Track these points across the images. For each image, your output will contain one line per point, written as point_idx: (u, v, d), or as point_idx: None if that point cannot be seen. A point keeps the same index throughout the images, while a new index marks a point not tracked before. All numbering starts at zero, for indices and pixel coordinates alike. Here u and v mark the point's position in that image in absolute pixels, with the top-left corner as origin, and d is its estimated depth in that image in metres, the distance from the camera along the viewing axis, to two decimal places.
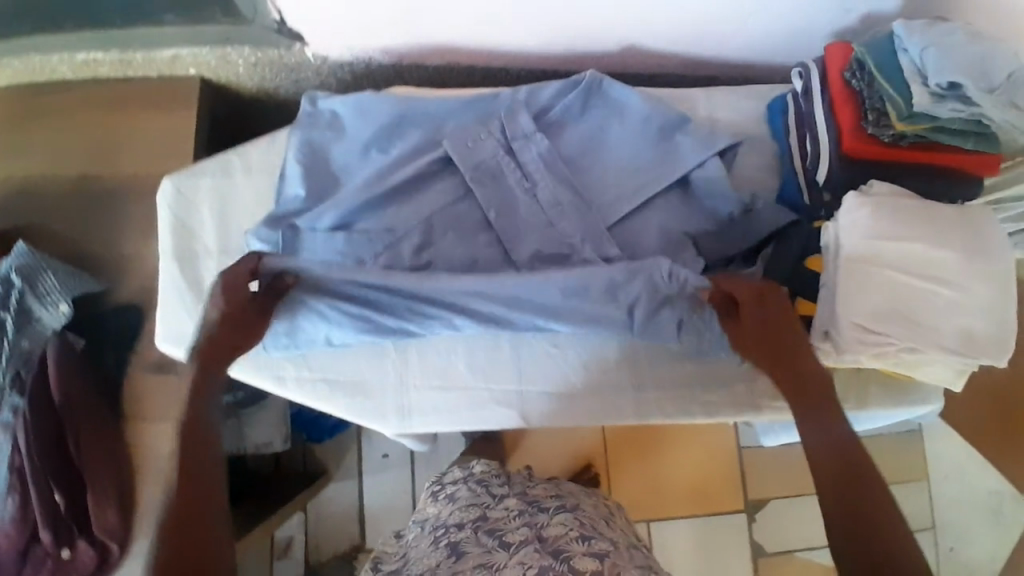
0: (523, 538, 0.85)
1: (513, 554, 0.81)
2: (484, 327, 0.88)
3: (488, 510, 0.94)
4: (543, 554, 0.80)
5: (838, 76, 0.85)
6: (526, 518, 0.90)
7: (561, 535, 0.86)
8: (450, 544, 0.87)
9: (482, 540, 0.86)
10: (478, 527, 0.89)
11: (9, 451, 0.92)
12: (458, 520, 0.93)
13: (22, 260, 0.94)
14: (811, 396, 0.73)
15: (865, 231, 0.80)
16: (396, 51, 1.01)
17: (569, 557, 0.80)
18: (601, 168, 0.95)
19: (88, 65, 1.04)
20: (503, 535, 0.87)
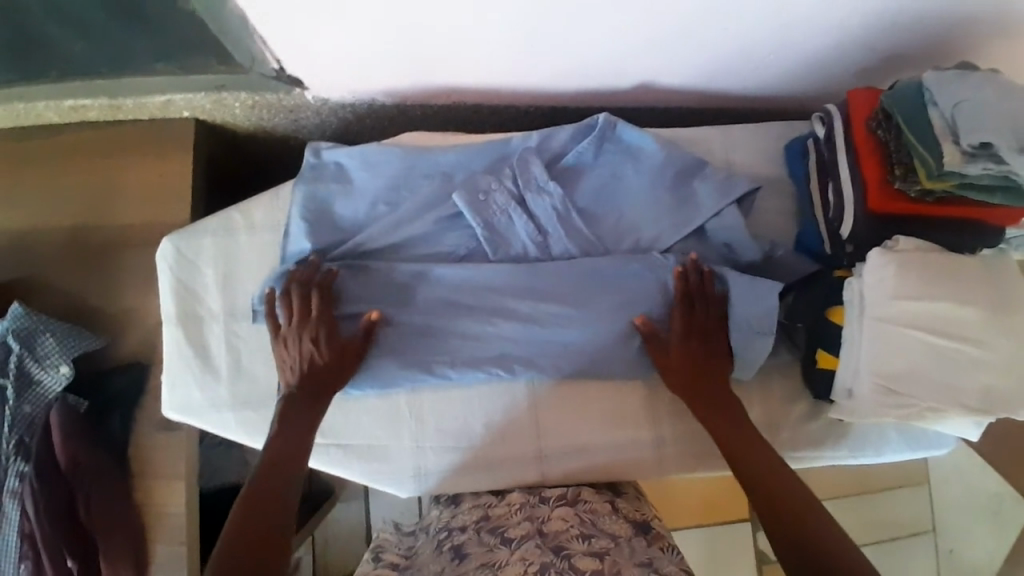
0: (524, 532, 0.77)
1: (515, 550, 0.73)
2: (506, 356, 0.88)
3: (491, 508, 0.85)
4: (544, 549, 0.72)
5: (863, 125, 0.83)
6: (528, 512, 0.82)
7: (564, 530, 0.77)
8: (452, 547, 0.78)
9: (482, 540, 0.77)
10: (479, 528, 0.80)
11: (16, 520, 0.88)
12: (461, 522, 0.82)
13: (18, 323, 0.90)
14: (750, 445, 0.81)
15: (890, 289, 0.79)
16: (398, 93, 0.97)
17: (570, 552, 0.71)
18: (616, 217, 0.92)
19: (76, 109, 0.99)
20: (504, 531, 0.78)
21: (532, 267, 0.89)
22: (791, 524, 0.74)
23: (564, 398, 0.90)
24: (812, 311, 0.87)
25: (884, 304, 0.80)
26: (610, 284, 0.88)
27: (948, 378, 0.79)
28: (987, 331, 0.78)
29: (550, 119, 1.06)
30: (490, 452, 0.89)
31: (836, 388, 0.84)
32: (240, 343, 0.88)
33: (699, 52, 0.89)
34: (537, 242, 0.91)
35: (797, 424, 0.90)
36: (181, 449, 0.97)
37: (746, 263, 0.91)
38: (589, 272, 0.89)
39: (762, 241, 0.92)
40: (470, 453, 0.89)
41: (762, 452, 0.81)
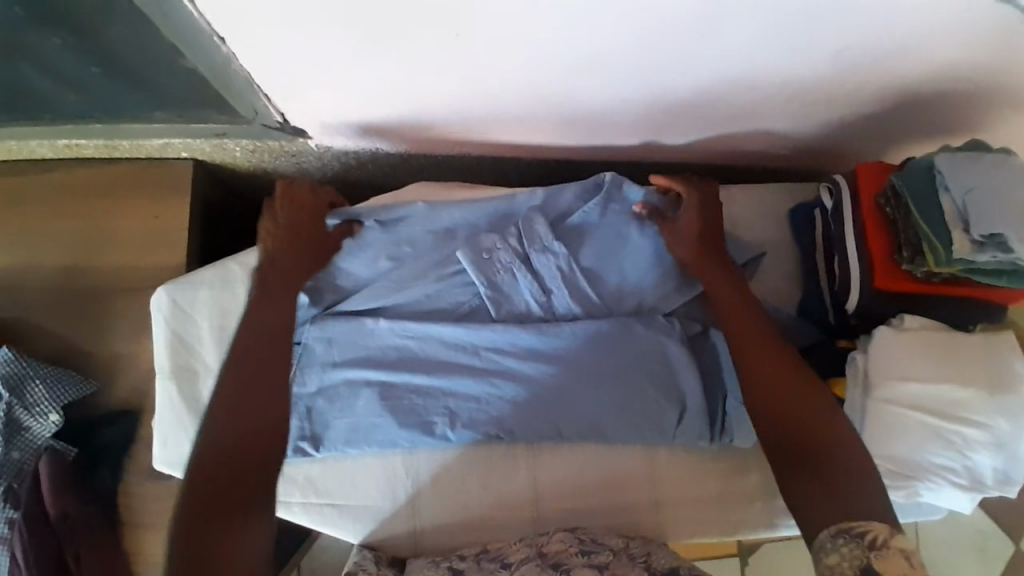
0: (525, 556, 0.78)
1: (516, 573, 0.75)
2: (506, 417, 0.87)
3: (491, 542, 0.86)
4: (544, 568, 0.74)
5: (872, 200, 0.83)
6: (529, 539, 0.82)
7: (564, 548, 0.77)
8: (451, 569, 0.80)
9: (483, 567, 0.79)
10: (480, 557, 0.81)
11: (8, 566, 0.88)
12: (462, 552, 0.84)
13: (7, 369, 0.89)
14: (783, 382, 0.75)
15: (891, 368, 0.79)
16: (402, 144, 0.96)
17: (571, 567, 0.73)
18: (622, 278, 0.90)
19: (70, 147, 0.97)
20: (504, 559, 0.80)
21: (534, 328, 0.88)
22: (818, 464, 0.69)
23: (563, 461, 0.90)
24: None
25: (885, 383, 0.79)
26: (611, 349, 0.87)
27: (947, 458, 0.79)
28: (987, 413, 0.78)
29: (555, 170, 1.05)
30: (487, 512, 0.88)
31: None
32: None
33: (710, 117, 0.88)
34: (541, 302, 0.89)
35: None
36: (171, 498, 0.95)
37: None
38: (592, 334, 0.87)
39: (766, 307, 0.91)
40: (466, 514, 0.88)
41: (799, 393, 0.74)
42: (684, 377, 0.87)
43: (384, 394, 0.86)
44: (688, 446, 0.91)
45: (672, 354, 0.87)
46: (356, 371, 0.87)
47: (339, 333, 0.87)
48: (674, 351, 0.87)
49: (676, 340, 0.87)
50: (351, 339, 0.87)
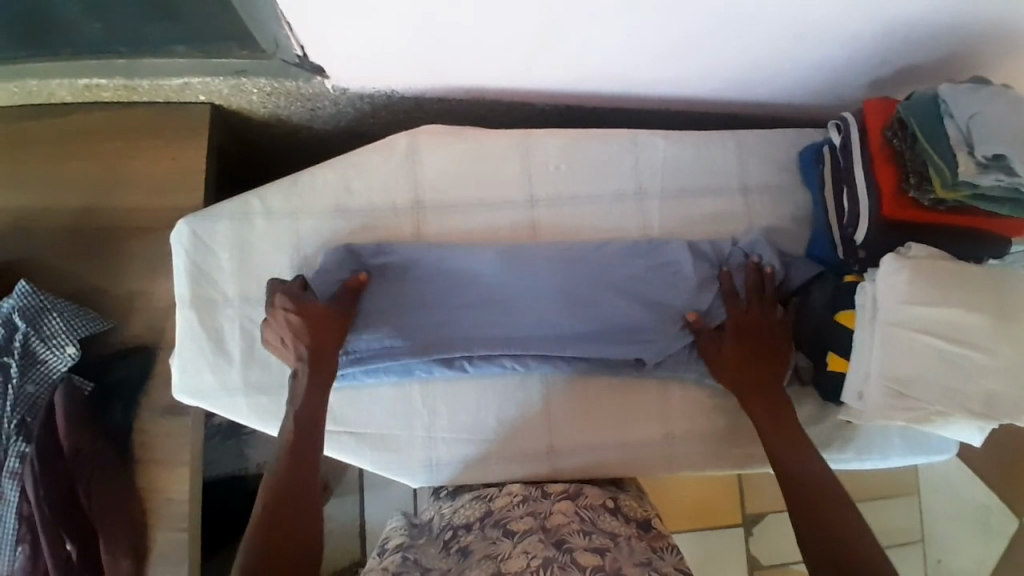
0: (527, 526, 0.77)
1: (517, 544, 0.74)
2: (526, 362, 0.88)
3: (492, 500, 0.85)
4: (546, 544, 0.72)
5: (879, 133, 0.84)
6: (530, 506, 0.82)
7: (565, 524, 0.77)
8: (459, 547, 0.77)
9: (485, 536, 0.78)
10: (484, 525, 0.80)
11: (17, 500, 0.87)
12: (466, 518, 0.82)
13: (24, 301, 0.89)
14: (789, 434, 0.82)
15: (900, 296, 0.80)
16: (418, 88, 0.98)
17: (571, 546, 0.71)
18: (637, 215, 0.93)
19: (89, 89, 0.98)
20: (506, 525, 0.79)
21: (557, 284, 0.88)
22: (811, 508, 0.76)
23: (579, 399, 0.90)
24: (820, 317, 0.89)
25: (896, 309, 0.81)
26: (635, 304, 0.88)
27: (957, 386, 0.79)
28: (995, 339, 0.78)
29: (565, 119, 1.06)
30: (503, 445, 0.89)
31: (845, 391, 0.85)
32: (255, 329, 0.88)
33: (719, 60, 0.90)
34: (564, 249, 0.89)
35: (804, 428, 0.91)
36: (185, 432, 0.95)
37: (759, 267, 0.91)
38: (615, 283, 0.89)
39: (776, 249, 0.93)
40: (484, 446, 0.89)
41: (793, 453, 0.81)
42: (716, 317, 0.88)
43: (383, 325, 0.86)
44: (700, 382, 0.91)
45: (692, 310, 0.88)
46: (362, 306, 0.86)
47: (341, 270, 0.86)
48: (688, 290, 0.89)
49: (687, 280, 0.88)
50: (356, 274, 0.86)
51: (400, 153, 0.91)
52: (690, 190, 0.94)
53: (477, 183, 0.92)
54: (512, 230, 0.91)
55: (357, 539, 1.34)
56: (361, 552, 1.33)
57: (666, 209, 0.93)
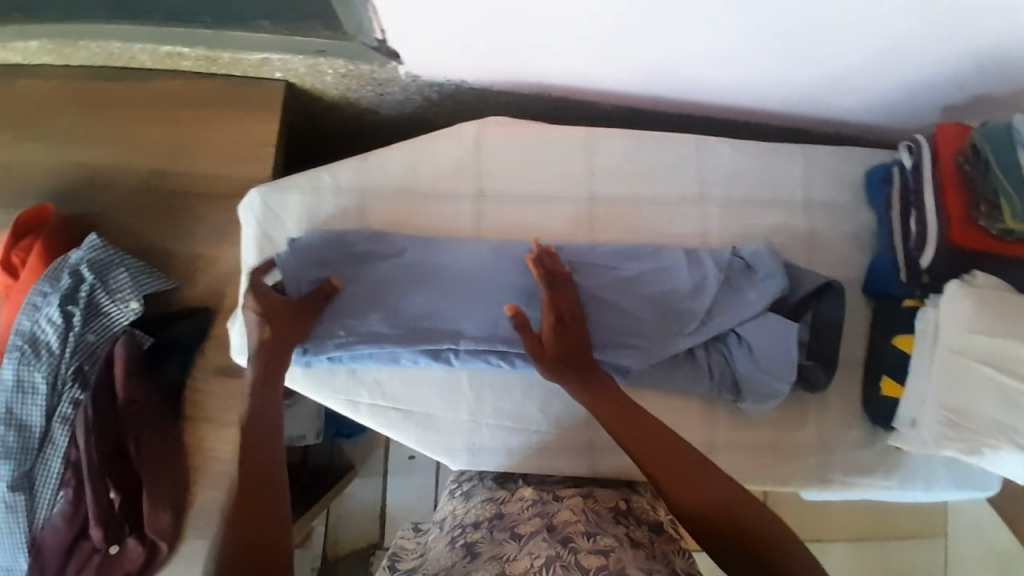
0: (534, 528, 0.75)
1: (523, 545, 0.71)
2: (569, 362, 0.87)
3: (504, 503, 0.83)
4: (550, 543, 0.70)
5: (952, 159, 0.83)
6: (540, 508, 0.79)
7: (572, 522, 0.75)
8: (465, 544, 0.75)
9: (493, 536, 0.75)
10: (493, 525, 0.78)
11: (65, 446, 0.90)
12: (476, 517, 0.81)
13: (93, 254, 0.92)
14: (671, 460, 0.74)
15: (962, 324, 0.80)
16: (487, 81, 1.00)
17: (576, 546, 0.69)
18: (696, 221, 0.93)
19: (170, 57, 1.02)
20: (514, 527, 0.76)
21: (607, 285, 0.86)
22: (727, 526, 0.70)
23: None
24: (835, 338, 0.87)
25: (957, 337, 0.80)
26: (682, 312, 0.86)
27: (1012, 422, 0.77)
28: None
29: (627, 121, 1.08)
30: (542, 436, 0.90)
31: (898, 417, 0.86)
32: None
33: (790, 74, 0.91)
34: (617, 251, 0.88)
35: (849, 451, 0.90)
36: (233, 396, 0.98)
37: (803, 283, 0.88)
38: (666, 288, 0.86)
39: (823, 272, 0.92)
40: (526, 437, 0.90)
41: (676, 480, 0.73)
42: (708, 324, 0.86)
43: (428, 310, 0.87)
44: None
45: (722, 323, 0.86)
46: (405, 289, 0.87)
47: (366, 256, 0.88)
48: (721, 302, 0.86)
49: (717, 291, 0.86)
50: (413, 261, 0.88)
51: (466, 142, 0.93)
52: (750, 201, 0.94)
53: (539, 176, 0.93)
54: (570, 226, 0.92)
55: (377, 521, 1.35)
56: (380, 534, 1.34)
57: (726, 218, 0.93)
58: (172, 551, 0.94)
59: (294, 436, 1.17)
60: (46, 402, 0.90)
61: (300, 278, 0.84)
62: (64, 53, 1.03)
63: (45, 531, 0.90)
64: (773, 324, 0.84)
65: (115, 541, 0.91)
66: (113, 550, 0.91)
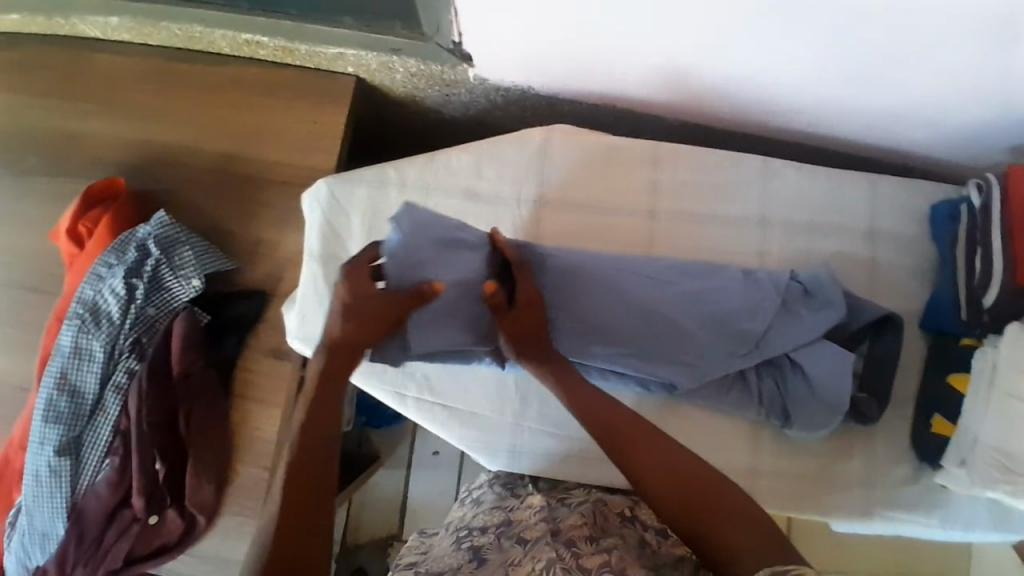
0: (539, 533, 0.74)
1: (528, 550, 0.71)
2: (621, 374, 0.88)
3: (512, 509, 0.82)
4: (554, 547, 0.70)
5: (1023, 202, 0.82)
6: (546, 513, 0.78)
7: (577, 527, 0.75)
8: (472, 547, 0.75)
9: (500, 543, 0.75)
10: (501, 531, 0.77)
11: (116, 414, 0.93)
12: (483, 522, 0.80)
13: (161, 230, 0.95)
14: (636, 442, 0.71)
15: (1022, 367, 0.78)
16: (554, 89, 1.01)
17: (579, 551, 0.69)
18: (756, 243, 0.93)
19: (248, 44, 1.04)
20: (521, 533, 0.76)
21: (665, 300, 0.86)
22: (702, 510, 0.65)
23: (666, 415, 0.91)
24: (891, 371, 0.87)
25: (1014, 380, 0.79)
26: (737, 333, 0.86)
27: None
28: None
29: (687, 138, 1.08)
30: (584, 446, 0.90)
31: (947, 455, 0.85)
32: None
33: (862, 102, 0.91)
34: (675, 267, 0.88)
35: (893, 485, 0.89)
36: (281, 379, 0.99)
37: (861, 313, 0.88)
38: (723, 307, 0.86)
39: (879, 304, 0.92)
40: (568, 444, 0.90)
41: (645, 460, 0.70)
42: (764, 347, 0.86)
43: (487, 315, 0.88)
44: None
45: (779, 346, 0.86)
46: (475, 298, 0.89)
47: None
48: (781, 326, 0.86)
49: (776, 314, 0.86)
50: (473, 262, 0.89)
51: (530, 147, 0.95)
52: (810, 227, 0.94)
53: (600, 187, 0.94)
54: (629, 238, 0.93)
55: (398, 512, 1.36)
56: (400, 525, 1.35)
57: (786, 242, 0.93)
58: (209, 525, 0.96)
59: None
60: (101, 369, 0.93)
61: (405, 272, 0.76)
62: (146, 33, 1.06)
63: (88, 496, 0.92)
64: (833, 351, 0.85)
65: (155, 511, 0.94)
66: (152, 520, 0.94)
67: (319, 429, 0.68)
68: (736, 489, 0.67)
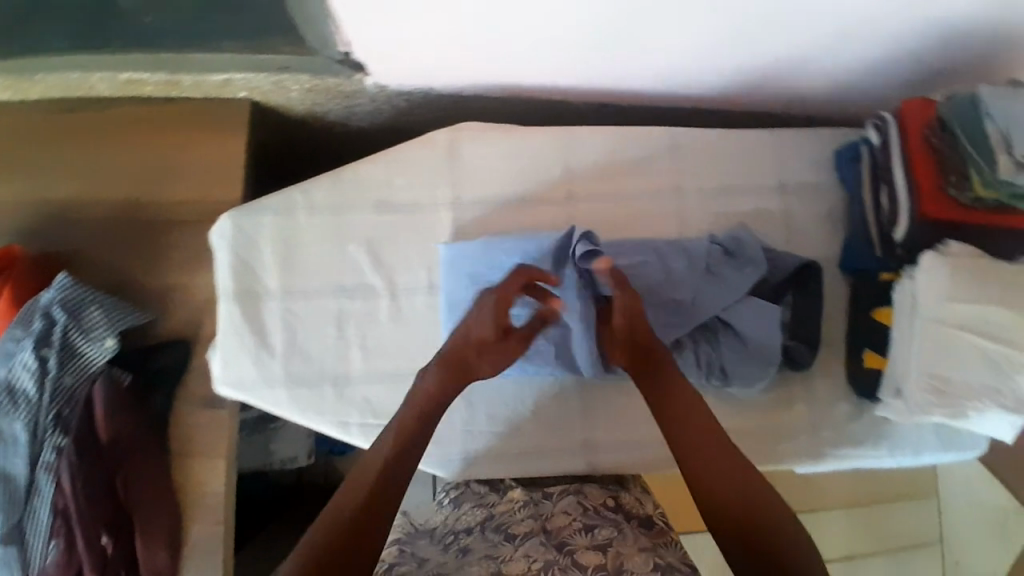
0: (528, 529, 0.76)
1: (518, 548, 0.73)
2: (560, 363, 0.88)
3: (493, 505, 0.83)
4: (547, 547, 0.72)
5: (918, 134, 0.84)
6: (532, 508, 0.80)
7: (566, 525, 0.76)
8: (458, 545, 0.76)
9: (486, 538, 0.76)
10: (484, 527, 0.78)
11: (51, 494, 0.85)
12: (465, 523, 0.80)
13: (64, 293, 0.89)
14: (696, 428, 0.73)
15: (941, 291, 0.81)
16: (457, 86, 0.99)
17: (573, 548, 0.72)
18: (676, 212, 0.93)
19: (129, 85, 0.99)
20: (507, 528, 0.77)
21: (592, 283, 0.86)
22: (746, 506, 0.68)
23: (612, 396, 0.92)
24: (817, 315, 0.89)
25: (937, 304, 0.82)
26: (668, 303, 0.86)
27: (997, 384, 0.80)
28: None
29: (599, 116, 1.07)
30: (538, 440, 0.90)
31: (884, 386, 0.87)
32: (297, 322, 0.88)
33: (762, 58, 0.91)
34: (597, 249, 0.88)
35: (841, 425, 0.91)
36: (222, 425, 0.96)
37: (784, 265, 0.89)
38: (649, 280, 0.86)
39: (801, 253, 0.94)
40: (521, 441, 0.90)
41: (701, 448, 0.72)
42: (696, 312, 0.86)
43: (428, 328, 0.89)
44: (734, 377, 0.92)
45: (710, 307, 0.86)
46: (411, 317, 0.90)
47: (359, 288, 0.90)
48: (708, 288, 0.87)
49: (702, 278, 0.87)
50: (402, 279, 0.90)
51: (439, 150, 0.92)
52: (726, 188, 0.95)
53: (517, 179, 0.93)
54: (552, 226, 0.92)
55: None
56: None
57: (705, 206, 0.94)
58: None
59: (286, 458, 1.16)
60: (27, 449, 0.84)
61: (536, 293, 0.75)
62: (15, 87, 0.99)
63: None
64: (761, 304, 0.86)
65: None
66: None
67: (394, 461, 0.69)
68: (807, 540, 0.67)
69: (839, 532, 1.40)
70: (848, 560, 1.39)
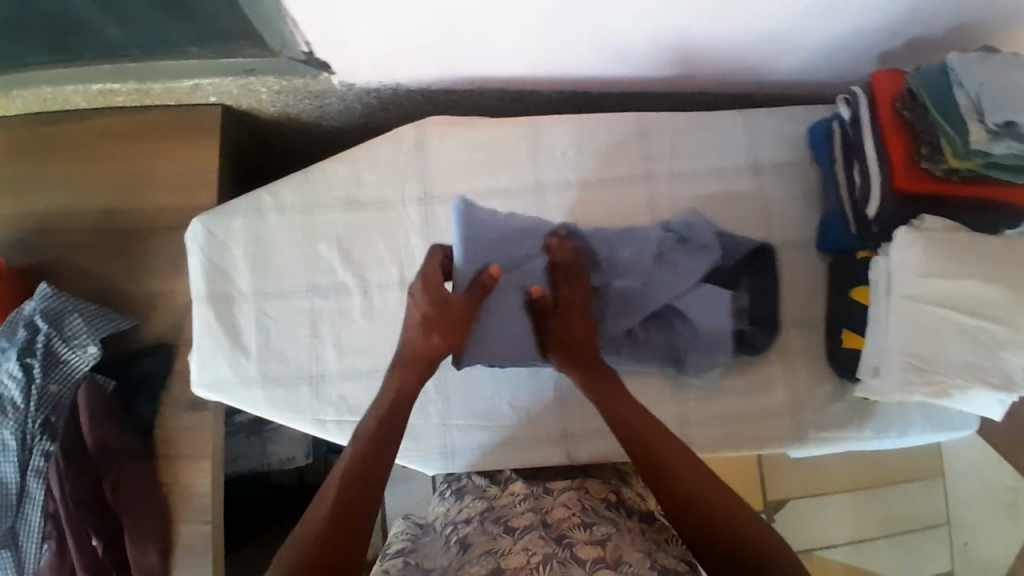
0: (528, 522, 0.73)
1: (518, 540, 0.70)
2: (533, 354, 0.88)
3: (494, 498, 0.82)
4: (547, 540, 0.68)
5: (888, 106, 0.82)
6: (531, 503, 0.78)
7: (565, 518, 0.73)
8: (458, 539, 0.75)
9: (485, 529, 0.74)
10: (483, 519, 0.76)
11: (42, 500, 0.87)
12: (466, 514, 0.79)
13: (46, 303, 0.90)
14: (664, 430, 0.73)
15: (917, 268, 0.79)
16: (426, 81, 0.99)
17: (572, 541, 0.68)
18: (647, 198, 0.93)
19: (102, 94, 1.00)
20: (506, 521, 0.75)
21: None
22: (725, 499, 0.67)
23: None
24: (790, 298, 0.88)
25: (911, 283, 0.80)
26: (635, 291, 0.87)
27: (979, 360, 0.77)
28: (1018, 312, 0.75)
29: (573, 104, 1.07)
30: (517, 432, 0.90)
31: (863, 365, 0.85)
32: (272, 323, 0.89)
33: (728, 39, 0.90)
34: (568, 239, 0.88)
35: (822, 407, 0.90)
36: (206, 427, 0.97)
37: None
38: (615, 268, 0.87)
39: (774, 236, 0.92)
40: (499, 433, 0.90)
41: (673, 447, 0.72)
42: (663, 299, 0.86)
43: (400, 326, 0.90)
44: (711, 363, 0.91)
45: (672, 294, 0.87)
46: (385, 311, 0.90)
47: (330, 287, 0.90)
48: (673, 275, 0.87)
49: (666, 265, 0.87)
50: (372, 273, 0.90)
51: (408, 145, 0.92)
52: (698, 171, 0.93)
53: (486, 171, 0.92)
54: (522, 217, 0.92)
55: None
56: None
57: (676, 191, 0.93)
58: None
59: (283, 459, 1.17)
60: (15, 457, 0.85)
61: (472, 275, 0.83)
62: None
63: None
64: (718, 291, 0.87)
65: None
66: None
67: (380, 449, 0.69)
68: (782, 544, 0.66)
69: (843, 516, 1.39)
70: (853, 544, 1.38)
